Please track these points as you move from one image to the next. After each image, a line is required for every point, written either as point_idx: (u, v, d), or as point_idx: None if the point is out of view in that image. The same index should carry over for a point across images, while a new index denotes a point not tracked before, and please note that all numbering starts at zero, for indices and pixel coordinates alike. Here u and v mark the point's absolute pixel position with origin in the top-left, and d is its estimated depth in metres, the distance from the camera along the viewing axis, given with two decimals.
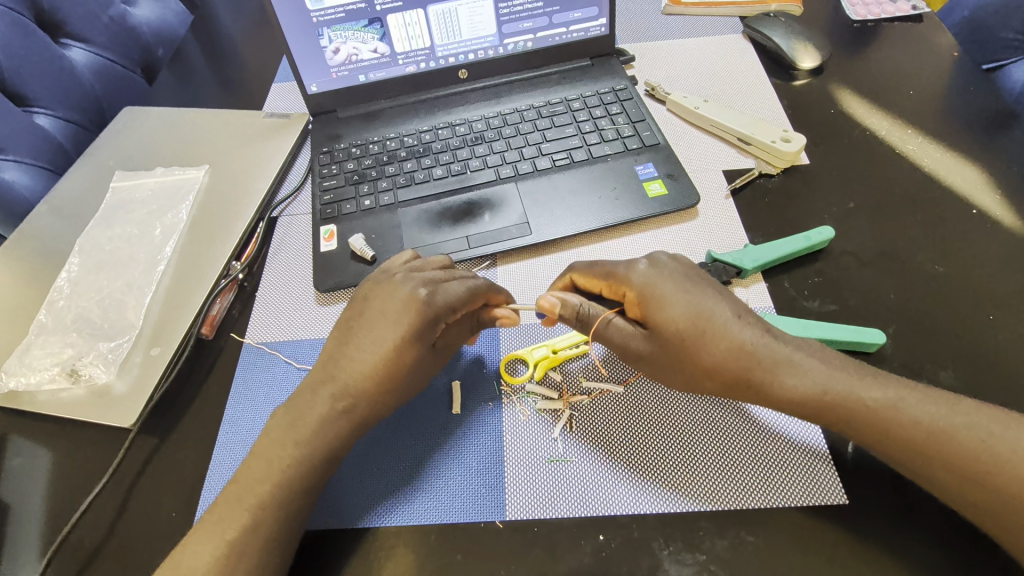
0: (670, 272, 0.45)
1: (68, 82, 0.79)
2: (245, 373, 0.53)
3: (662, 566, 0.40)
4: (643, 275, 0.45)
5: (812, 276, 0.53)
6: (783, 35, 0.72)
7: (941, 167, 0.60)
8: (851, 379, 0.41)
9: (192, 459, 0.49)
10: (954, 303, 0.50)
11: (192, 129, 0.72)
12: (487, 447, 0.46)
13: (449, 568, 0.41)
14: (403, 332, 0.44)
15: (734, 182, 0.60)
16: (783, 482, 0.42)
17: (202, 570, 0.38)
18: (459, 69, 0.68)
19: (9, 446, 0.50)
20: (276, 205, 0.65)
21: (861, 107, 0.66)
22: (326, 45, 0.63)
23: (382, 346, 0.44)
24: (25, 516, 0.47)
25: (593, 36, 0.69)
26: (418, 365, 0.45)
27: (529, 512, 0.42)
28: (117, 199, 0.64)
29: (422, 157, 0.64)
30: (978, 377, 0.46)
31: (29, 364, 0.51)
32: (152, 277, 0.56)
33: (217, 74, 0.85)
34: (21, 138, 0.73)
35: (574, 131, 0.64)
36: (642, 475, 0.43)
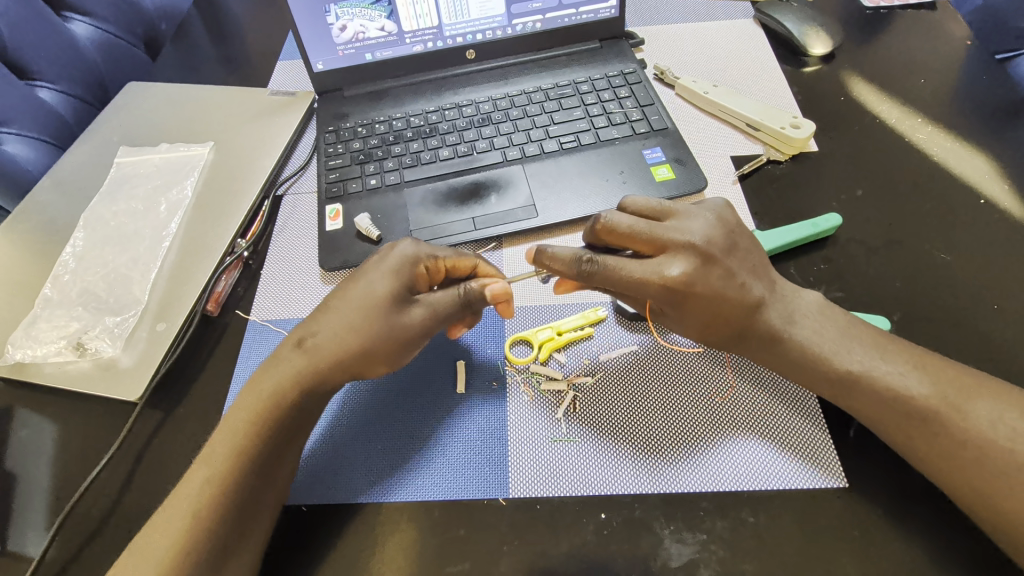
0: (711, 268, 0.43)
1: (71, 56, 0.78)
2: (250, 350, 0.53)
3: (663, 544, 0.40)
4: (679, 278, 0.42)
5: (818, 262, 0.53)
6: (794, 20, 0.71)
7: (950, 157, 0.59)
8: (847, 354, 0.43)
9: (199, 434, 0.49)
10: (959, 292, 0.50)
11: (196, 106, 0.71)
12: (491, 425, 0.46)
13: (452, 543, 0.41)
14: (389, 275, 0.45)
15: (742, 168, 0.60)
16: (783, 466, 0.43)
17: (208, 540, 0.38)
18: (466, 49, 0.68)
19: (17, 418, 0.50)
20: (281, 184, 0.65)
21: (872, 94, 0.66)
22: (333, 22, 0.62)
23: (371, 289, 0.45)
24: (32, 487, 0.47)
25: (602, 18, 0.69)
26: (397, 301, 0.45)
27: (532, 490, 0.43)
28: (121, 174, 0.64)
29: (428, 137, 0.64)
30: (981, 365, 0.46)
31: (35, 337, 0.51)
32: (157, 253, 0.56)
33: (222, 51, 0.84)
34: (24, 112, 0.72)
35: (582, 113, 0.64)
36: (642, 458, 0.44)
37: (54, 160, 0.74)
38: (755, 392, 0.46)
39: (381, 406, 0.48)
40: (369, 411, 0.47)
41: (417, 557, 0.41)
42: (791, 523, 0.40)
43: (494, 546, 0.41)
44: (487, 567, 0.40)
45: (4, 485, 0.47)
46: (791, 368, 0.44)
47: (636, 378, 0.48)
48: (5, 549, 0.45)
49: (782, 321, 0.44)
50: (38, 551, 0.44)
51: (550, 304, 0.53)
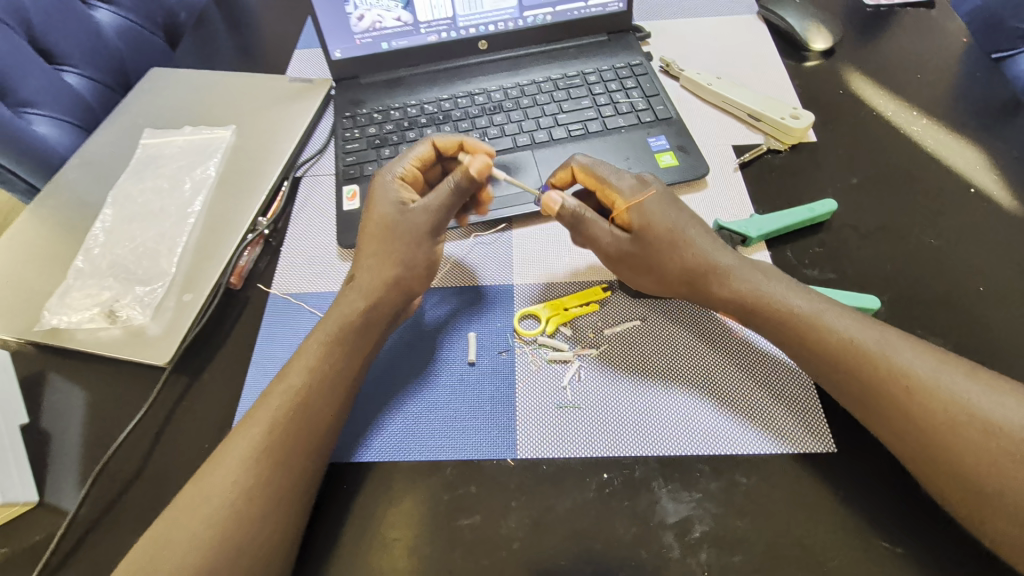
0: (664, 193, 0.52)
1: (97, 42, 0.81)
2: (272, 321, 0.56)
3: (661, 502, 0.43)
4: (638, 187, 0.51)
5: (813, 245, 0.55)
6: (796, 16, 0.73)
7: (943, 148, 0.62)
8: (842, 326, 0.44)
9: (224, 397, 0.52)
10: (946, 275, 0.53)
11: (218, 91, 0.74)
12: (501, 392, 0.49)
13: (463, 498, 0.44)
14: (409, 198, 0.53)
15: (743, 156, 0.62)
16: (773, 431, 0.45)
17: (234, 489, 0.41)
18: (478, 40, 0.70)
19: (51, 381, 0.53)
20: (299, 166, 0.67)
21: (869, 88, 0.68)
22: (352, 12, 0.65)
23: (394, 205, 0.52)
24: (66, 444, 0.50)
25: (610, 11, 0.71)
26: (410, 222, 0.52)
27: (538, 451, 0.46)
28: (147, 155, 0.67)
29: (441, 124, 0.67)
30: (965, 343, 0.49)
31: (70, 305, 0.54)
32: (183, 228, 0.59)
33: (241, 39, 0.87)
34: (52, 94, 0.75)
35: (590, 102, 0.66)
36: (639, 422, 0.46)
37: (80, 142, 0.77)
38: (749, 365, 0.49)
39: (397, 374, 0.51)
40: (386, 378, 0.50)
41: (431, 510, 0.44)
42: (782, 483, 0.43)
43: (503, 501, 0.44)
44: (496, 520, 0.43)
45: (39, 442, 0.50)
46: (780, 340, 0.46)
47: (636, 351, 0.50)
48: (42, 501, 0.47)
49: (777, 296, 0.47)
50: (73, 504, 0.47)
51: (556, 282, 0.56)
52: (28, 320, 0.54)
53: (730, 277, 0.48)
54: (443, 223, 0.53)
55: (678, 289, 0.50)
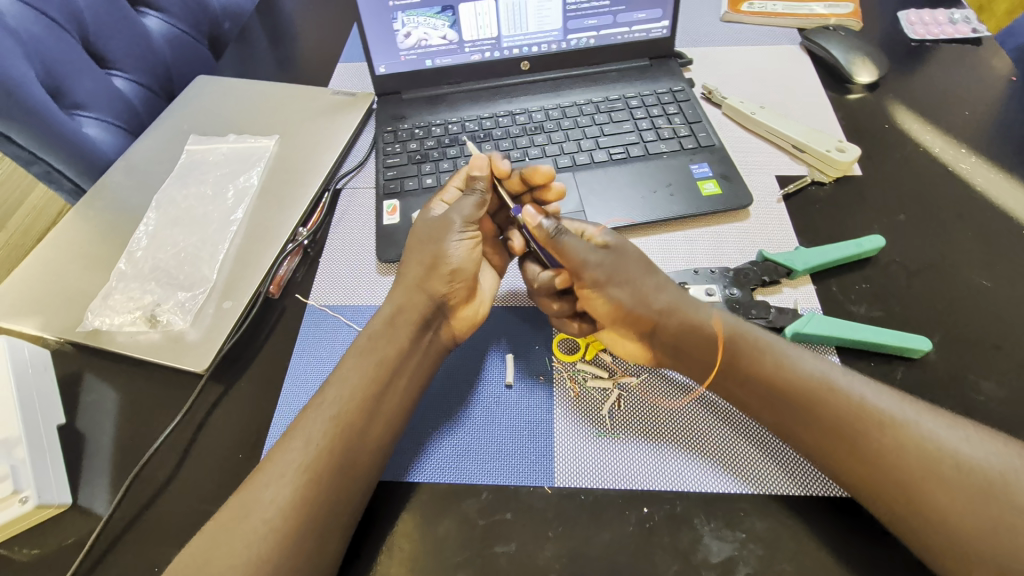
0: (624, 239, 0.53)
1: (146, 49, 0.83)
2: (309, 332, 0.56)
3: (704, 540, 0.42)
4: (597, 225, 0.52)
5: (859, 281, 0.54)
6: (841, 48, 0.73)
7: (992, 187, 0.61)
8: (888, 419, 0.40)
9: (259, 407, 0.52)
10: (999, 318, 0.51)
11: (262, 101, 0.75)
12: (538, 417, 0.48)
13: (499, 524, 0.43)
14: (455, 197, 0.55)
15: (786, 188, 0.62)
16: (809, 472, 0.44)
17: None
18: (521, 60, 0.70)
19: (89, 382, 0.53)
20: (340, 178, 0.68)
21: (915, 123, 0.67)
22: (399, 29, 0.66)
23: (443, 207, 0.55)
24: (100, 447, 0.50)
25: (654, 37, 0.71)
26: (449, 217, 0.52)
27: (577, 481, 0.45)
28: (191, 161, 0.68)
29: (482, 142, 0.67)
30: (1020, 389, 0.48)
31: (112, 307, 0.55)
32: (225, 235, 0.60)
33: (284, 51, 0.88)
34: (102, 97, 0.76)
35: (631, 127, 0.66)
36: (663, 458, 0.45)
37: (124, 144, 0.79)
38: None
39: (435, 391, 0.50)
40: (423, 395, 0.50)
41: (466, 535, 0.43)
42: (830, 527, 0.42)
43: (540, 530, 0.43)
44: (533, 549, 0.42)
45: (74, 444, 0.50)
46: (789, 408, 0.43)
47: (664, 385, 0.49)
48: (75, 503, 0.47)
49: None
50: (106, 508, 0.47)
51: None
52: (70, 320, 0.55)
53: (694, 306, 0.47)
54: (466, 216, 0.51)
55: (647, 315, 0.47)
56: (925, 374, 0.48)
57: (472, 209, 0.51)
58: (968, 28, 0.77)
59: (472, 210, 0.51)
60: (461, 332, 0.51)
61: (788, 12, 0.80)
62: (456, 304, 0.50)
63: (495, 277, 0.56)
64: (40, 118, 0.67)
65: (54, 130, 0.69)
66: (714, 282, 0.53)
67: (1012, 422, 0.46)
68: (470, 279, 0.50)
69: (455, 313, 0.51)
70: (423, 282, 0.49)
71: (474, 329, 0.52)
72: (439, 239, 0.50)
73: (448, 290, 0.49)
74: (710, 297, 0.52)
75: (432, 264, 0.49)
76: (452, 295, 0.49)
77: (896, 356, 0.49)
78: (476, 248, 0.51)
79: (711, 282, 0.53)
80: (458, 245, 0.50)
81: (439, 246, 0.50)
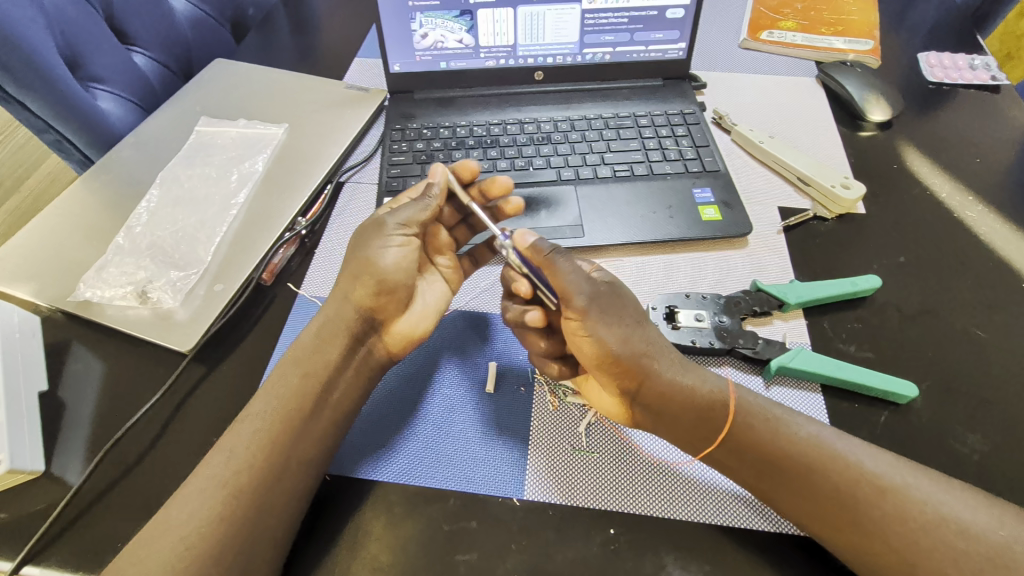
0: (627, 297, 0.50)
1: (166, 28, 0.84)
2: (297, 321, 0.56)
3: (666, 567, 0.41)
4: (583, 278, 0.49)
5: (852, 320, 0.54)
6: (856, 84, 0.73)
7: (996, 238, 0.60)
8: (893, 501, 0.39)
9: (238, 391, 0.52)
10: (991, 372, 0.51)
11: (276, 89, 0.76)
12: (514, 427, 0.48)
13: (462, 532, 0.43)
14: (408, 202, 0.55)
15: (787, 220, 0.61)
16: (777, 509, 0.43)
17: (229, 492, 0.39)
18: (535, 70, 0.71)
19: (74, 352, 0.54)
20: (344, 171, 0.68)
21: (924, 166, 0.67)
22: (416, 29, 0.66)
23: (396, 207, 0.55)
24: (78, 416, 0.50)
25: (670, 58, 0.71)
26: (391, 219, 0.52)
27: (545, 495, 0.44)
28: (200, 142, 0.68)
29: (488, 148, 0.67)
30: (1004, 445, 0.47)
31: (104, 280, 0.55)
32: (224, 218, 0.60)
33: (305, 41, 0.89)
34: (119, 71, 0.77)
35: (638, 145, 0.66)
36: (630, 483, 0.45)
37: (137, 120, 0.79)
38: None
39: (416, 395, 0.50)
40: (403, 397, 0.50)
41: (429, 539, 0.43)
42: (795, 565, 0.41)
43: (503, 541, 0.42)
44: (494, 560, 0.42)
45: (53, 410, 0.50)
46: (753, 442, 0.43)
47: None
48: (47, 471, 0.47)
49: None
50: (77, 477, 0.47)
51: None
52: (63, 289, 0.55)
53: (686, 371, 0.45)
54: (402, 219, 0.50)
55: (633, 371, 0.43)
56: (908, 421, 0.48)
57: (410, 214, 0.51)
58: (988, 75, 0.76)
59: (410, 215, 0.51)
60: (396, 349, 0.50)
61: (807, 44, 0.79)
62: (387, 318, 0.50)
63: (440, 294, 0.54)
64: (55, 87, 0.68)
65: (68, 101, 0.70)
66: (704, 307, 0.53)
67: (992, 476, 0.45)
68: (399, 289, 0.49)
69: (388, 330, 0.50)
70: (351, 295, 0.48)
71: (412, 345, 0.51)
72: (372, 242, 0.49)
73: (371, 298, 0.48)
74: (700, 322, 0.52)
75: (358, 270, 0.49)
76: (380, 311, 0.49)
77: (881, 400, 0.49)
78: (409, 253, 0.50)
79: (701, 307, 0.53)
80: (389, 253, 0.49)
81: (368, 249, 0.49)
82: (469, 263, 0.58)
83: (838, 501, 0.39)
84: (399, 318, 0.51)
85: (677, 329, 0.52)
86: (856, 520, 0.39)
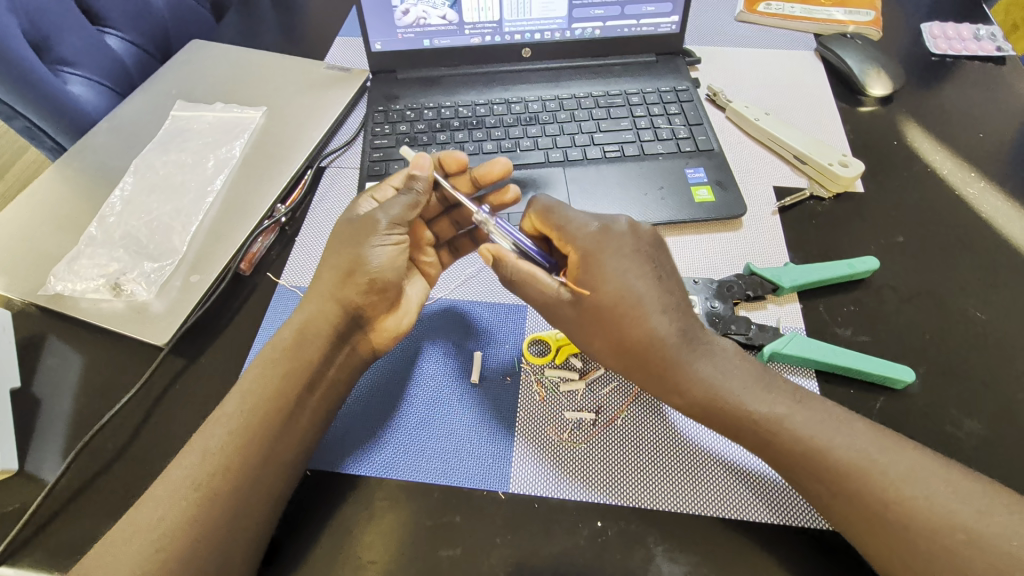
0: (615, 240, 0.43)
1: (140, 7, 0.80)
2: (277, 311, 0.55)
3: (655, 561, 0.40)
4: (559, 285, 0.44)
5: (848, 303, 0.52)
6: (856, 57, 0.70)
7: (999, 216, 0.58)
8: (892, 494, 0.37)
9: (216, 384, 0.50)
10: (991, 354, 0.49)
11: (254, 71, 0.73)
12: (499, 417, 0.47)
13: (447, 526, 0.42)
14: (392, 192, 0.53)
15: (783, 200, 0.59)
16: (767, 499, 0.42)
17: (198, 493, 0.38)
18: (523, 47, 0.68)
19: (49, 346, 0.52)
20: (325, 155, 0.66)
21: (926, 142, 0.64)
22: (397, 5, 0.62)
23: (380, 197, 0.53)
24: (53, 413, 0.49)
25: (662, 32, 0.68)
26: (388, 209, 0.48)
27: (531, 487, 0.43)
28: (175, 127, 0.66)
29: (474, 129, 0.65)
30: (1002, 429, 0.46)
31: (76, 272, 0.53)
32: (200, 207, 0.58)
33: (285, 20, 0.85)
34: (91, 55, 0.74)
35: (629, 124, 0.64)
36: (618, 474, 0.44)
37: (111, 105, 0.77)
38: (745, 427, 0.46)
39: (400, 387, 0.49)
40: (390, 386, 0.49)
41: (411, 536, 0.42)
42: (786, 556, 0.40)
43: (489, 536, 0.41)
44: (479, 556, 0.41)
45: (28, 407, 0.49)
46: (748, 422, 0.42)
47: (629, 399, 0.48)
48: (22, 469, 0.46)
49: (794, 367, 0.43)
50: (52, 475, 0.46)
51: None
52: (35, 282, 0.54)
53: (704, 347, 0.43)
54: (395, 218, 0.47)
55: (639, 355, 0.42)
56: (904, 405, 0.47)
57: (402, 210, 0.48)
58: (993, 46, 0.74)
59: (403, 212, 0.48)
60: (383, 346, 0.49)
61: (806, 16, 0.76)
62: (375, 317, 0.48)
63: (425, 286, 0.53)
64: (22, 72, 0.65)
65: (37, 86, 0.67)
66: (696, 292, 0.51)
67: (992, 462, 0.44)
68: (391, 288, 0.47)
69: (375, 326, 0.48)
70: (336, 291, 0.46)
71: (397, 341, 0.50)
72: (360, 241, 0.46)
73: (363, 301, 0.46)
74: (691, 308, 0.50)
75: (348, 270, 0.46)
76: (369, 308, 0.47)
77: (876, 386, 0.47)
78: (401, 253, 0.48)
79: (693, 292, 0.51)
80: (380, 250, 0.47)
81: (358, 250, 0.46)
82: (449, 255, 0.56)
83: (845, 490, 0.38)
84: (386, 316, 0.49)
85: None
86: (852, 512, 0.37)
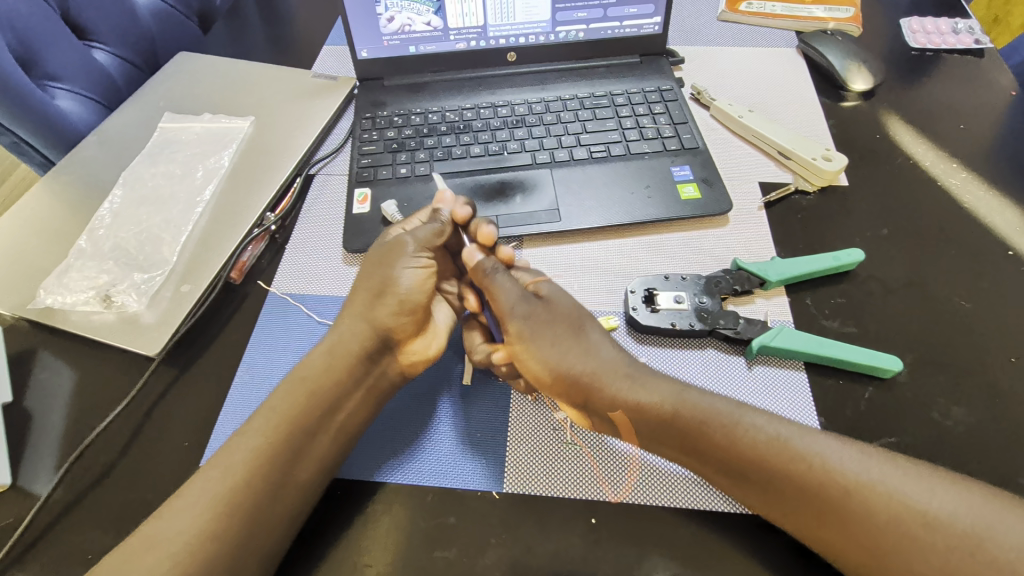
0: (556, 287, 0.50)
1: (127, 20, 0.80)
2: (268, 319, 0.55)
3: (648, 555, 0.40)
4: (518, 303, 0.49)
5: (835, 296, 0.53)
6: (837, 53, 0.71)
7: (981, 206, 0.59)
8: (872, 486, 0.38)
9: (210, 393, 0.51)
10: (975, 342, 0.50)
11: (241, 81, 0.73)
12: (493, 418, 0.47)
13: (440, 529, 0.42)
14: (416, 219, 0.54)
15: (768, 196, 0.60)
16: None
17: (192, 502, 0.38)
18: (508, 51, 0.69)
19: (40, 359, 0.52)
20: (314, 163, 0.67)
21: (908, 135, 0.65)
22: (382, 13, 0.63)
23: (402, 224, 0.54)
24: (46, 426, 0.49)
25: (645, 33, 0.69)
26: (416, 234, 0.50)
27: (526, 487, 0.43)
28: (164, 138, 0.66)
29: (461, 133, 0.65)
30: (990, 416, 0.46)
31: (66, 285, 0.53)
32: (190, 217, 0.58)
33: (273, 30, 0.86)
34: (78, 70, 0.74)
35: (615, 124, 0.65)
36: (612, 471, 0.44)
37: (100, 118, 0.77)
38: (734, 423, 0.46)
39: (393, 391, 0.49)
40: None
41: (404, 540, 0.42)
42: (780, 547, 0.41)
43: (482, 536, 0.42)
44: (473, 557, 0.41)
45: (20, 421, 0.49)
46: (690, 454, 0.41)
47: None
48: (15, 483, 0.46)
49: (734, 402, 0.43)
50: (45, 488, 0.46)
51: None
52: (24, 296, 0.54)
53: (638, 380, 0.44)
54: (421, 243, 0.49)
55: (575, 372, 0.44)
56: (892, 395, 0.47)
57: (429, 235, 0.50)
58: (971, 39, 0.75)
59: (429, 237, 0.50)
60: (411, 368, 0.48)
61: (787, 15, 0.77)
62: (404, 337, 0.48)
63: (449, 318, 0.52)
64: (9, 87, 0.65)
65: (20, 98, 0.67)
66: (684, 289, 0.52)
67: (979, 449, 0.44)
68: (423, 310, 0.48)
69: (405, 347, 0.48)
70: (370, 310, 0.47)
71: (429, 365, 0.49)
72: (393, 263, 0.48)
73: (393, 320, 0.47)
74: (679, 304, 0.51)
75: (379, 291, 0.47)
76: (399, 329, 0.47)
77: (864, 376, 0.48)
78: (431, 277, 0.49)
79: (681, 289, 0.52)
80: (411, 272, 0.48)
81: (388, 273, 0.48)
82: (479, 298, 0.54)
83: (809, 504, 0.38)
84: (415, 338, 0.48)
85: (656, 312, 0.51)
86: (826, 512, 0.38)
